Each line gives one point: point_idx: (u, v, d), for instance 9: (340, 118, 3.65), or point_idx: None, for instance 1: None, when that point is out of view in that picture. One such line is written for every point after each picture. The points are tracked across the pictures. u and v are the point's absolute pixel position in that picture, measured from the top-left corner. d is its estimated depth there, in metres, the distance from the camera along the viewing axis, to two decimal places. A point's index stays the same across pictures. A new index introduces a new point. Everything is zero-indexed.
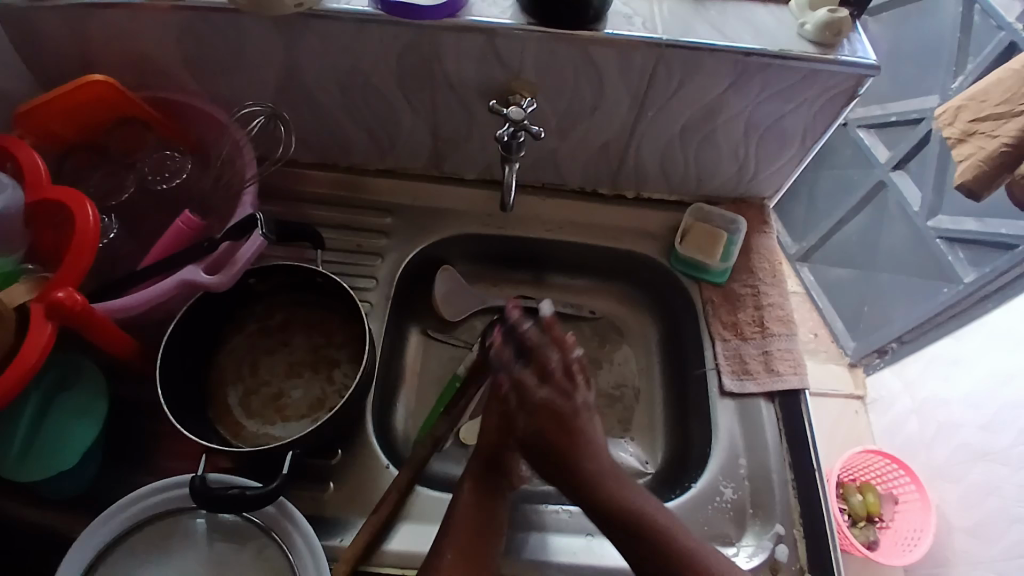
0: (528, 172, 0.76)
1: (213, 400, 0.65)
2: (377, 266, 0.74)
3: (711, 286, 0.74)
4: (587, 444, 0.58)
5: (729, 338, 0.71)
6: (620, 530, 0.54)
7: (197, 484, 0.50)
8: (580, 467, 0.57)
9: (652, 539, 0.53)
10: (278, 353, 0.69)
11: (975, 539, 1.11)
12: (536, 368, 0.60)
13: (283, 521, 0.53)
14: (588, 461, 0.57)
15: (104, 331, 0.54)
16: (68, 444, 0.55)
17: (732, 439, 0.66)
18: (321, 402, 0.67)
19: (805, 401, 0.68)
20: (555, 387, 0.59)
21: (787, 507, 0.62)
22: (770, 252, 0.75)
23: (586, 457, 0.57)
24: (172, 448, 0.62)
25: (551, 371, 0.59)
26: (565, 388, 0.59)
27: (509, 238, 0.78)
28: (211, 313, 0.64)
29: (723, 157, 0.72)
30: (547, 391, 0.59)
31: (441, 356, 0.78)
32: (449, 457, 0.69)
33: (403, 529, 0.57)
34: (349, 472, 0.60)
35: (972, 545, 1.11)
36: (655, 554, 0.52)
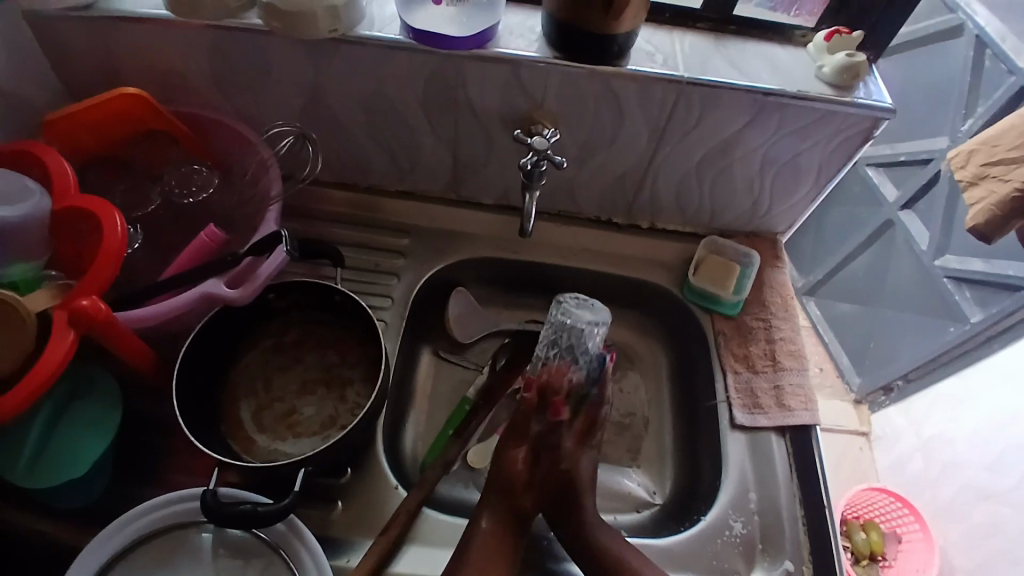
0: (544, 198, 0.77)
1: (225, 414, 0.65)
2: (393, 285, 0.74)
3: (723, 318, 0.74)
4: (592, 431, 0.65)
5: (741, 370, 0.71)
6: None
7: (209, 500, 0.49)
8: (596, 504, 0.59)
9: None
10: (291, 370, 0.70)
11: None
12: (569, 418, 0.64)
13: (293, 540, 0.53)
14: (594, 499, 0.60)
15: (124, 341, 0.54)
16: (81, 452, 0.55)
17: (743, 473, 0.66)
18: (333, 420, 0.67)
19: (816, 437, 0.68)
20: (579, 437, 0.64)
21: (797, 544, 0.62)
22: (782, 286, 0.76)
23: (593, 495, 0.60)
24: (180, 461, 0.62)
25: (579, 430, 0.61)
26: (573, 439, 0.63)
27: (524, 262, 0.79)
28: (229, 327, 0.65)
29: (738, 191, 0.73)
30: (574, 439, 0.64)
31: (451, 377, 0.78)
32: (456, 481, 0.68)
33: (410, 552, 0.57)
34: (359, 491, 0.60)
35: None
36: None
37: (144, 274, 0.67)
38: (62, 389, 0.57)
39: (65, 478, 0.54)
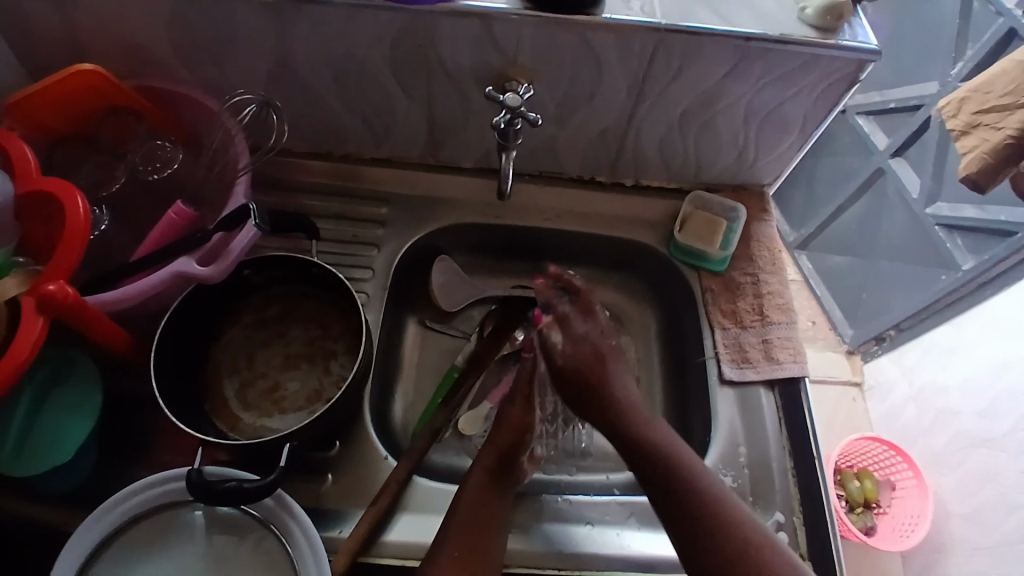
0: (525, 160, 0.75)
1: (210, 394, 0.65)
2: (373, 256, 0.73)
3: (710, 274, 0.73)
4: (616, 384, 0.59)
5: (729, 325, 0.70)
6: (686, 504, 0.53)
7: (194, 478, 0.49)
8: (611, 404, 0.58)
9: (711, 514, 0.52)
10: (274, 346, 0.69)
11: (973, 525, 1.09)
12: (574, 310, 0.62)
13: (281, 515, 0.52)
14: (617, 389, 0.59)
15: (97, 323, 0.53)
16: (65, 436, 0.55)
17: (732, 428, 0.65)
18: (318, 394, 0.66)
19: (805, 389, 0.67)
20: (593, 326, 0.62)
21: (788, 494, 0.62)
22: (770, 241, 0.75)
23: (617, 384, 0.59)
24: (168, 442, 0.62)
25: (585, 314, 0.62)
26: (599, 328, 0.62)
27: (507, 227, 0.78)
28: (205, 304, 0.64)
29: (723, 143, 0.71)
30: (584, 329, 0.61)
31: (439, 346, 0.78)
32: (448, 449, 0.68)
33: (403, 520, 0.57)
34: (347, 463, 0.59)
35: (967, 530, 1.10)
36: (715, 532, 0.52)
37: (121, 254, 0.65)
38: (44, 372, 0.57)
39: (51, 463, 0.54)
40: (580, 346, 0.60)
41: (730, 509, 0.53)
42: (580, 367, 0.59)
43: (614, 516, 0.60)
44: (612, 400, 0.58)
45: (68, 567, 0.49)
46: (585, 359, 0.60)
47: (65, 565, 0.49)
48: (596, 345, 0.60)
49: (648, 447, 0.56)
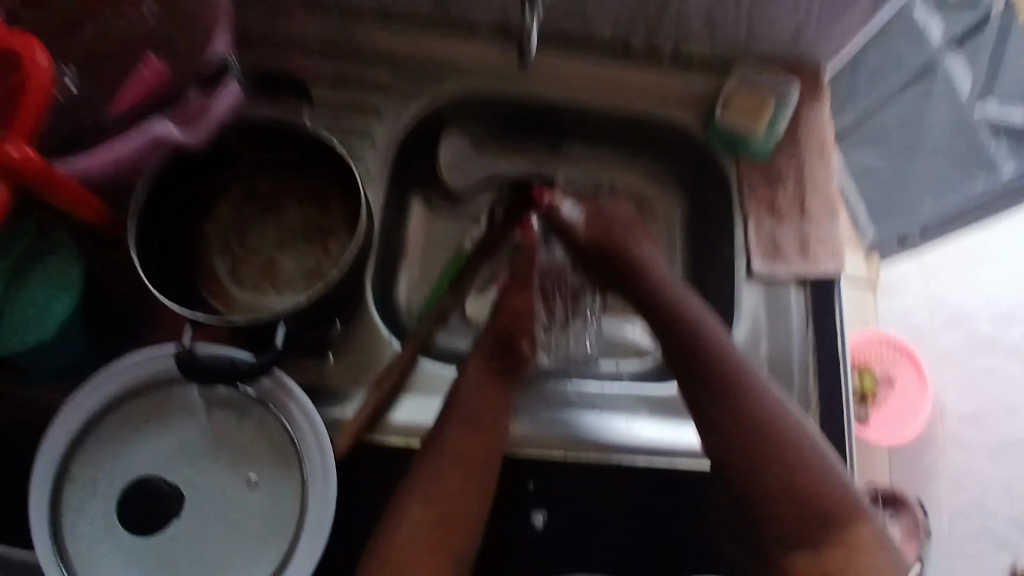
0: (549, 18, 0.65)
1: (199, 272, 0.61)
2: (374, 125, 0.65)
3: (751, 161, 0.67)
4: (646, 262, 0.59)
5: (765, 219, 0.65)
6: (750, 437, 0.47)
7: (182, 356, 0.46)
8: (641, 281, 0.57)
9: (773, 448, 0.47)
10: (267, 222, 0.64)
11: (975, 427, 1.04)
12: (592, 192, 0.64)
13: (280, 394, 0.48)
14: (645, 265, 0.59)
15: (72, 195, 0.49)
16: (50, 309, 0.51)
17: (756, 323, 0.62)
18: (316, 273, 0.62)
19: (838, 291, 0.62)
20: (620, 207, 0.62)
21: (806, 394, 0.59)
22: (820, 127, 0.68)
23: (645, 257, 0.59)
24: (162, 320, 0.59)
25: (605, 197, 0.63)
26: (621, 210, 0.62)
27: (525, 100, 0.69)
28: (187, 174, 0.57)
29: (782, 13, 0.62)
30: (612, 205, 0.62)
31: (445, 229, 0.72)
32: (454, 333, 0.65)
33: (406, 401, 0.55)
34: (350, 344, 0.56)
35: (969, 432, 1.05)
36: (772, 461, 0.47)
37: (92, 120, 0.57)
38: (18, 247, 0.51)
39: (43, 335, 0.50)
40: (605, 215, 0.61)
41: (796, 451, 0.47)
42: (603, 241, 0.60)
43: (623, 403, 0.58)
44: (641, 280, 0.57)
45: (58, 447, 0.47)
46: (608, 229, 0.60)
47: (56, 445, 0.47)
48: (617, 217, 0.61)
49: (703, 351, 0.51)
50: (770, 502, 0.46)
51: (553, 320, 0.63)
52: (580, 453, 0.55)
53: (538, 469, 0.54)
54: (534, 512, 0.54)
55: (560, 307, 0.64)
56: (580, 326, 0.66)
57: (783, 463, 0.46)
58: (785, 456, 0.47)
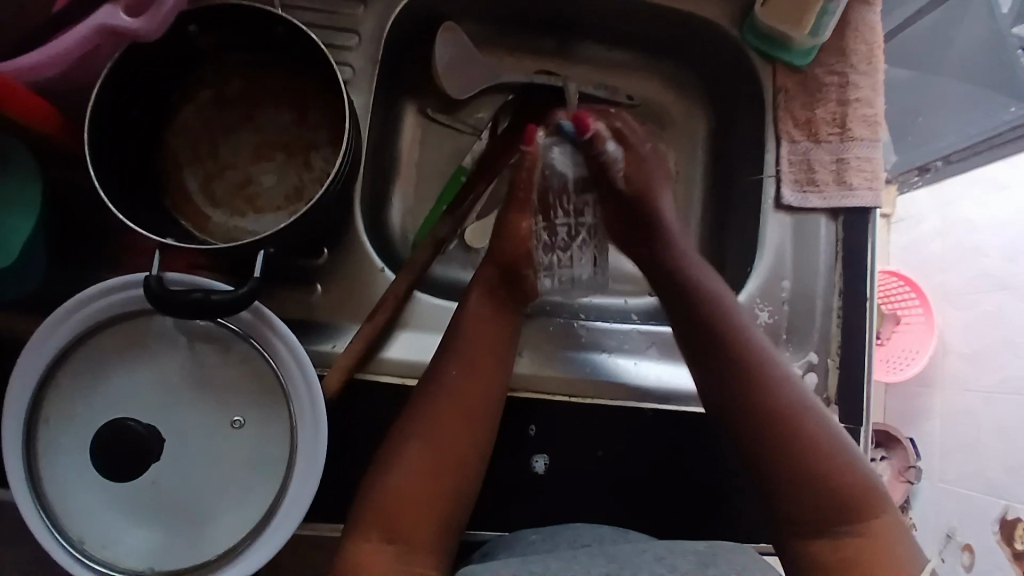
0: None
1: (167, 187, 0.54)
2: (360, 16, 0.56)
3: (788, 71, 0.59)
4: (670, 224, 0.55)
5: (800, 139, 0.58)
6: (755, 389, 0.47)
7: (151, 285, 0.41)
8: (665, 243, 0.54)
9: (772, 404, 0.46)
10: (241, 130, 0.56)
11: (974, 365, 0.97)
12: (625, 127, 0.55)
13: (262, 328, 0.44)
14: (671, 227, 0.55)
15: (20, 105, 0.43)
16: (14, 230, 0.46)
17: (779, 257, 0.57)
18: (298, 193, 0.55)
19: (873, 222, 0.57)
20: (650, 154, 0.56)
21: (826, 335, 0.56)
22: (868, 31, 0.59)
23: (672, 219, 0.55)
24: (127, 242, 0.53)
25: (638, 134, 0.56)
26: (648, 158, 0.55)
27: None
28: (147, 72, 0.49)
29: None
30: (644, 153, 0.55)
31: (442, 144, 0.64)
32: (453, 262, 0.60)
33: (402, 337, 0.51)
34: (339, 273, 0.52)
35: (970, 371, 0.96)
36: (773, 417, 0.46)
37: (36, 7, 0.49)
38: None
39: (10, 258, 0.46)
40: (640, 171, 0.55)
41: (797, 407, 0.46)
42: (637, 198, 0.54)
43: (632, 346, 0.55)
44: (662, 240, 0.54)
45: (25, 384, 0.43)
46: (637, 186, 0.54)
47: (23, 381, 0.43)
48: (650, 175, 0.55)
49: (701, 300, 0.51)
50: (776, 462, 0.45)
51: (556, 238, 0.57)
52: (582, 396, 0.52)
53: (539, 412, 0.51)
54: (535, 457, 0.51)
55: (565, 222, 0.57)
56: (585, 248, 0.59)
57: (784, 417, 0.46)
58: (788, 413, 0.46)
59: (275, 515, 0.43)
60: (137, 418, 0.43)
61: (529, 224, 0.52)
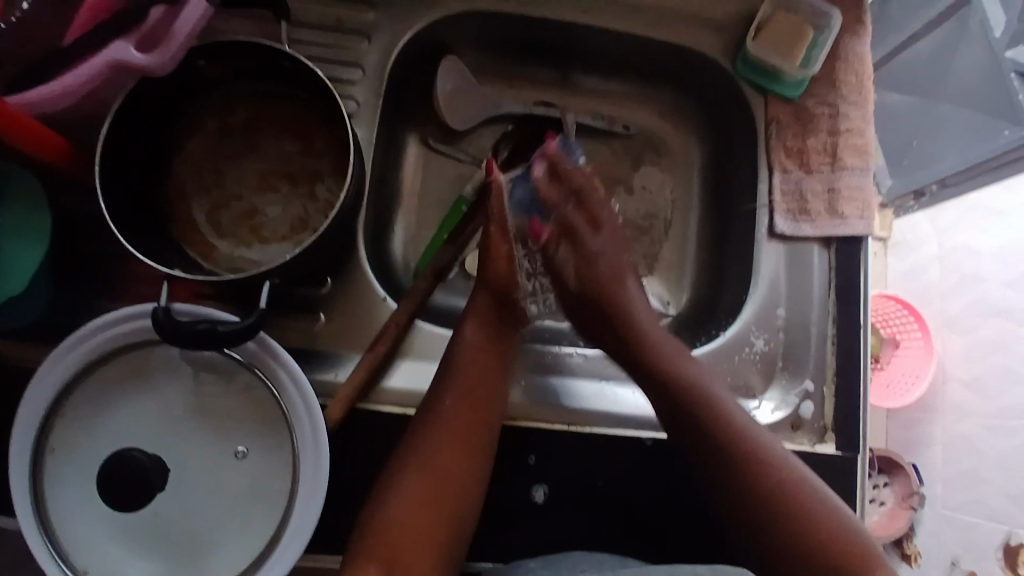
0: None
1: (174, 217, 0.55)
2: (364, 50, 0.57)
3: (781, 101, 0.60)
4: (635, 310, 0.55)
5: (792, 168, 0.59)
6: (727, 479, 0.49)
7: (159, 316, 0.42)
8: (631, 329, 0.54)
9: (745, 487, 0.48)
10: (247, 161, 0.58)
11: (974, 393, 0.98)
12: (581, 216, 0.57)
13: (265, 358, 0.45)
14: (636, 310, 0.55)
15: (33, 138, 0.45)
16: (16, 262, 0.46)
17: (773, 286, 0.58)
18: (303, 222, 0.57)
19: (865, 250, 0.58)
20: (607, 240, 0.57)
21: (822, 363, 0.56)
22: (859, 62, 0.60)
23: (635, 302, 0.56)
24: (132, 270, 0.54)
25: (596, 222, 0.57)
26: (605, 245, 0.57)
27: (534, 22, 0.61)
28: (157, 105, 0.51)
29: None
30: (599, 242, 0.57)
31: (444, 173, 0.66)
32: (454, 290, 0.61)
33: (403, 366, 0.52)
34: (341, 302, 0.52)
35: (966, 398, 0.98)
36: (748, 503, 0.48)
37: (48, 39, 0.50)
38: None
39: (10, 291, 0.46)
40: (593, 261, 0.56)
41: (778, 490, 0.48)
42: (595, 287, 0.56)
43: None
44: (629, 329, 0.54)
45: (30, 417, 0.44)
46: (594, 277, 0.56)
47: (29, 413, 0.44)
48: (606, 264, 0.56)
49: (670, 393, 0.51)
50: (764, 540, 0.47)
51: (536, 265, 0.61)
52: (582, 424, 0.54)
53: (537, 441, 0.52)
54: (534, 487, 0.51)
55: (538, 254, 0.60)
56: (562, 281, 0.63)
57: (764, 501, 0.48)
58: (768, 496, 0.48)
59: (276, 547, 0.44)
60: (141, 449, 0.44)
61: (511, 248, 0.54)
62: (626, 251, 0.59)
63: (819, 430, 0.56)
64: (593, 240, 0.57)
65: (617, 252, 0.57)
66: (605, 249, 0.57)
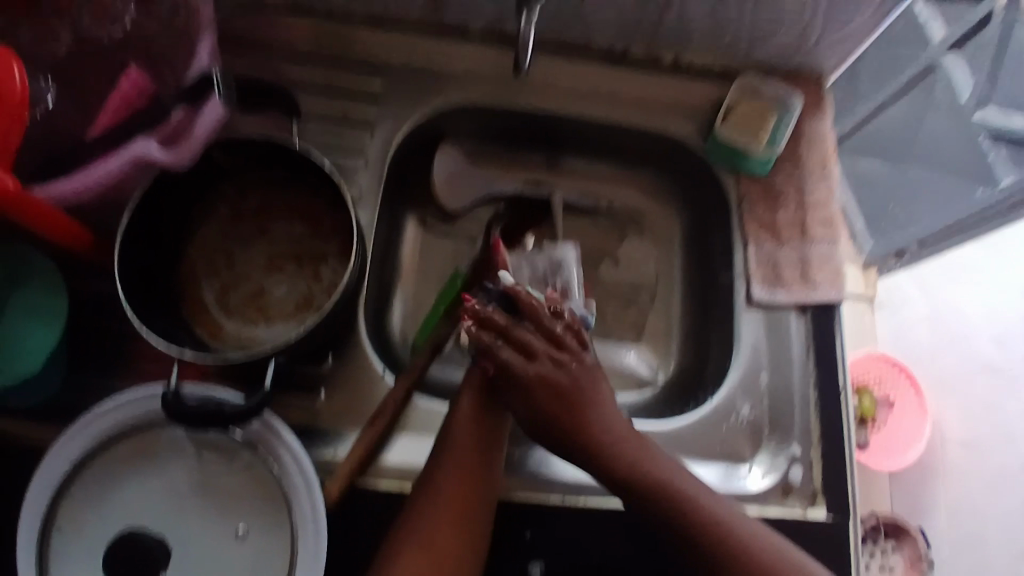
0: (548, 25, 0.63)
1: (185, 299, 0.58)
2: (367, 140, 0.62)
3: (752, 178, 0.65)
4: (600, 426, 0.51)
5: (765, 241, 0.63)
6: None
7: (169, 397, 0.44)
8: (599, 449, 0.51)
9: None
10: (256, 245, 0.61)
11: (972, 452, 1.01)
12: (514, 347, 0.53)
13: (269, 437, 0.47)
14: (602, 424, 0.51)
15: (54, 226, 0.48)
16: (31, 342, 0.49)
17: (756, 353, 0.60)
18: (307, 301, 0.60)
19: (839, 316, 0.61)
20: (553, 361, 0.52)
21: (807, 427, 0.58)
22: (820, 141, 0.65)
23: (599, 416, 0.52)
24: (141, 349, 0.56)
25: (531, 347, 0.53)
26: (559, 364, 0.52)
27: (524, 112, 0.66)
28: (174, 195, 0.55)
29: (785, 19, 0.60)
30: (544, 365, 0.52)
31: (441, 250, 0.70)
32: (450, 363, 0.64)
33: (400, 442, 0.54)
34: (341, 378, 0.55)
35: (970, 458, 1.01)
36: None
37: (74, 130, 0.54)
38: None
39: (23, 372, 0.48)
40: (542, 393, 0.52)
41: None
42: (550, 419, 0.51)
43: None
44: (599, 453, 0.51)
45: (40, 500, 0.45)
46: (550, 408, 0.52)
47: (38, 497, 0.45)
48: (559, 385, 0.52)
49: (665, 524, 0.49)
50: None
51: None
52: (578, 496, 0.55)
53: (532, 515, 0.53)
54: (530, 563, 0.52)
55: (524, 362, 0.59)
56: None
57: None
58: None
59: None
60: (146, 532, 0.46)
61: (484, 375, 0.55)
62: (579, 361, 0.53)
63: (811, 495, 0.56)
64: (531, 369, 0.52)
65: (570, 365, 0.53)
66: (554, 370, 0.52)
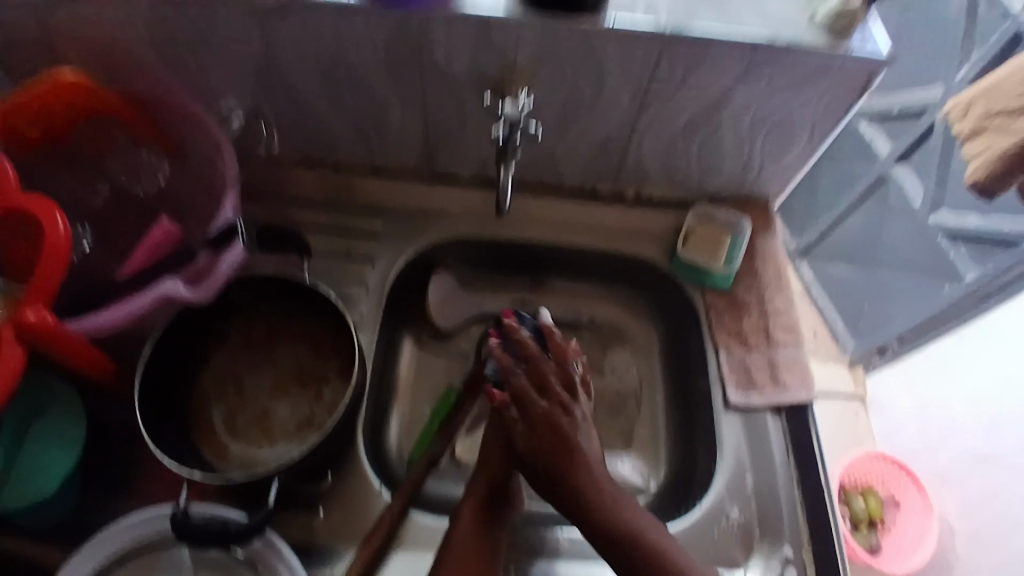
0: (527, 171, 0.73)
1: (196, 422, 0.62)
2: (367, 272, 0.70)
3: (716, 291, 0.72)
4: (586, 470, 0.54)
5: (735, 348, 0.68)
6: None
7: (178, 518, 0.47)
8: (580, 489, 0.53)
9: None
10: (264, 370, 0.67)
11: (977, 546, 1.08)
12: (529, 378, 0.57)
13: (269, 555, 0.49)
14: (586, 471, 0.53)
15: (83, 358, 0.51)
16: (46, 468, 0.52)
17: (738, 455, 0.63)
18: (309, 420, 0.64)
19: (812, 414, 0.65)
20: (555, 401, 0.56)
21: (796, 527, 0.59)
22: (774, 255, 0.73)
23: (587, 466, 0.54)
24: (151, 473, 0.59)
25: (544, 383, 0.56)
26: (563, 403, 0.56)
27: (508, 242, 0.76)
28: (194, 327, 0.61)
29: (726, 155, 0.69)
30: (547, 404, 0.55)
31: (435, 367, 0.76)
32: (446, 477, 0.66)
33: (396, 559, 0.55)
34: (339, 496, 0.57)
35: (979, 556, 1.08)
36: None
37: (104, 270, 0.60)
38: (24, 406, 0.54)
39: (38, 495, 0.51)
40: (536, 431, 0.55)
41: None
42: (543, 454, 0.54)
43: None
44: (576, 496, 0.53)
45: None
46: (544, 441, 0.54)
47: None
48: (557, 423, 0.55)
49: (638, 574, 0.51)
50: None
51: None
52: None
53: None
54: None
55: None
56: None
57: None
58: None
59: None
60: None
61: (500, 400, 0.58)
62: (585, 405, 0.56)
63: None
64: (537, 404, 0.55)
65: (572, 409, 0.56)
66: (557, 411, 0.55)
